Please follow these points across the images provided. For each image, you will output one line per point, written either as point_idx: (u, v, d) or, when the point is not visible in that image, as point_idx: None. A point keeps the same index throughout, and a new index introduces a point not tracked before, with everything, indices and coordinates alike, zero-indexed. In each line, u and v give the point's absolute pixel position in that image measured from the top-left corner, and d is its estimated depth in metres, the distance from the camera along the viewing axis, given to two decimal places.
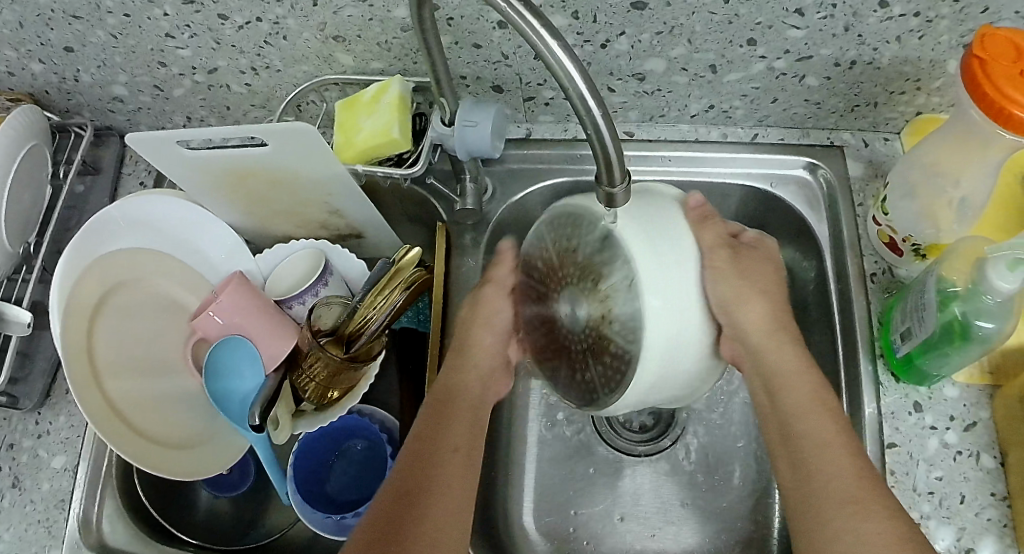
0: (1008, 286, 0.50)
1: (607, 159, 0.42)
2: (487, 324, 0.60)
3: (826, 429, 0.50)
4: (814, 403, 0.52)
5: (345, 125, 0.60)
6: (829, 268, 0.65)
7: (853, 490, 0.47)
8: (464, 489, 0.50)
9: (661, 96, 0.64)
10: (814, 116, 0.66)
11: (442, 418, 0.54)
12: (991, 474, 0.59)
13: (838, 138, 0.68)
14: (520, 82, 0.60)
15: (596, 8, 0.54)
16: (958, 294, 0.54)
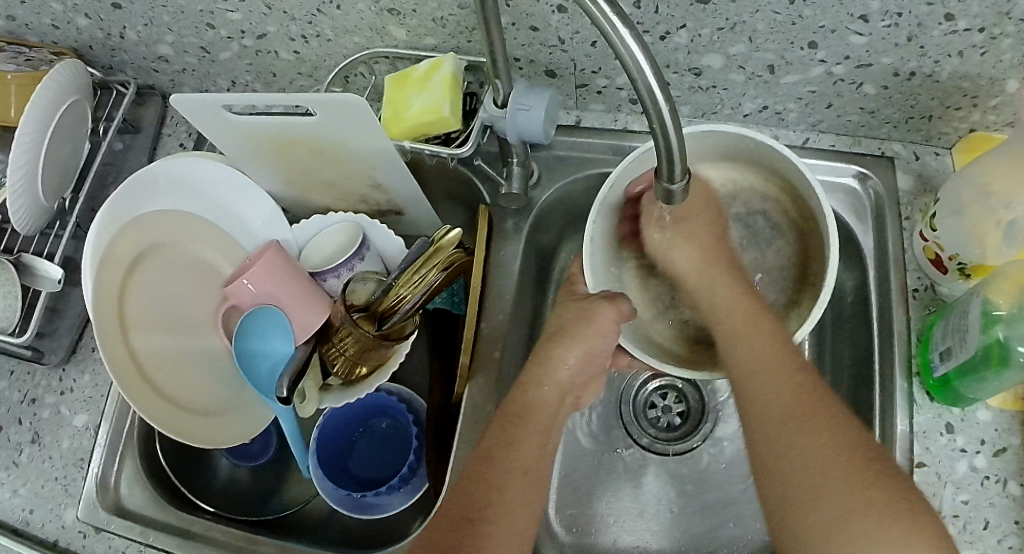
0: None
1: (669, 153, 0.41)
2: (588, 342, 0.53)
3: (766, 356, 0.48)
4: (748, 336, 0.50)
5: (394, 99, 0.59)
6: (870, 280, 0.64)
7: (792, 410, 0.45)
8: (528, 497, 0.46)
9: (714, 93, 0.63)
10: (866, 125, 0.65)
11: (511, 428, 0.48)
12: (1018, 501, 0.58)
13: (889, 148, 0.66)
14: (574, 69, 0.59)
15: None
16: (1001, 317, 0.53)
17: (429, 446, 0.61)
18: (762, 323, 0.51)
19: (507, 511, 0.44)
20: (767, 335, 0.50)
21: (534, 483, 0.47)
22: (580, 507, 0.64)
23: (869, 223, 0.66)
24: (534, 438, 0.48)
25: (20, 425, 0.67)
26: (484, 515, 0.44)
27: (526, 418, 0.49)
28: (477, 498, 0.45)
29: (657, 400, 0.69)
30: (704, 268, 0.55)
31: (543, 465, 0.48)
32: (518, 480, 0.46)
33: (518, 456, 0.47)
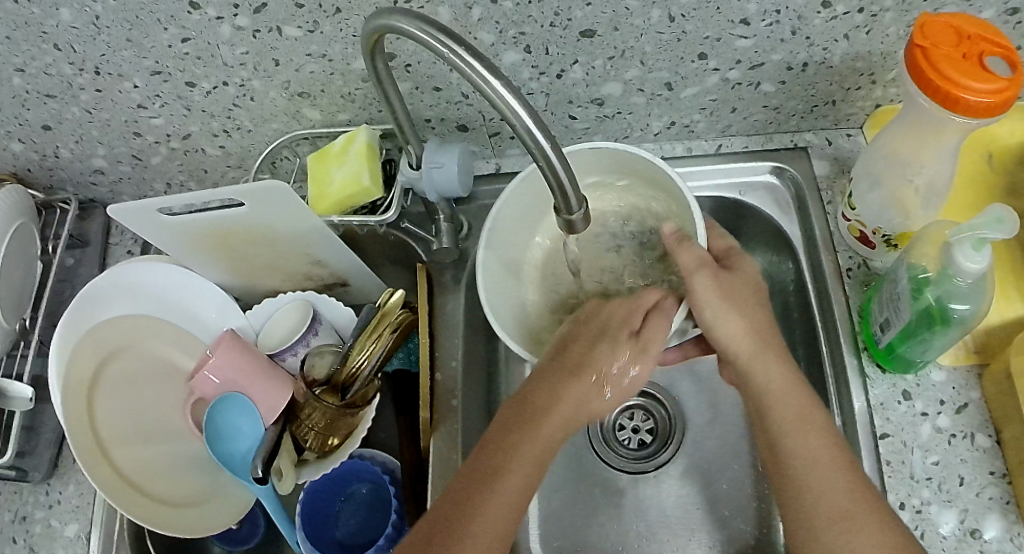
0: (970, 263, 0.52)
1: (563, 189, 0.44)
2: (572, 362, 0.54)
3: (813, 446, 0.49)
4: (792, 412, 0.51)
5: (317, 178, 0.61)
6: (803, 266, 0.66)
7: (842, 510, 0.47)
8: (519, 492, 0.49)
9: (621, 119, 0.65)
10: (775, 121, 0.67)
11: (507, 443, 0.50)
12: (988, 452, 0.60)
13: (802, 139, 0.68)
14: (484, 119, 0.62)
15: (548, 40, 0.56)
16: (929, 281, 0.55)
17: (410, 501, 0.62)
18: (814, 414, 0.51)
19: (494, 504, 0.48)
20: (819, 429, 0.50)
21: (525, 487, 0.49)
22: (568, 533, 0.66)
23: (793, 214, 0.68)
24: (517, 493, 0.49)
25: (14, 544, 0.68)
26: (471, 511, 0.48)
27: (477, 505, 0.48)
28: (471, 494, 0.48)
29: (624, 421, 0.71)
30: (754, 342, 0.53)
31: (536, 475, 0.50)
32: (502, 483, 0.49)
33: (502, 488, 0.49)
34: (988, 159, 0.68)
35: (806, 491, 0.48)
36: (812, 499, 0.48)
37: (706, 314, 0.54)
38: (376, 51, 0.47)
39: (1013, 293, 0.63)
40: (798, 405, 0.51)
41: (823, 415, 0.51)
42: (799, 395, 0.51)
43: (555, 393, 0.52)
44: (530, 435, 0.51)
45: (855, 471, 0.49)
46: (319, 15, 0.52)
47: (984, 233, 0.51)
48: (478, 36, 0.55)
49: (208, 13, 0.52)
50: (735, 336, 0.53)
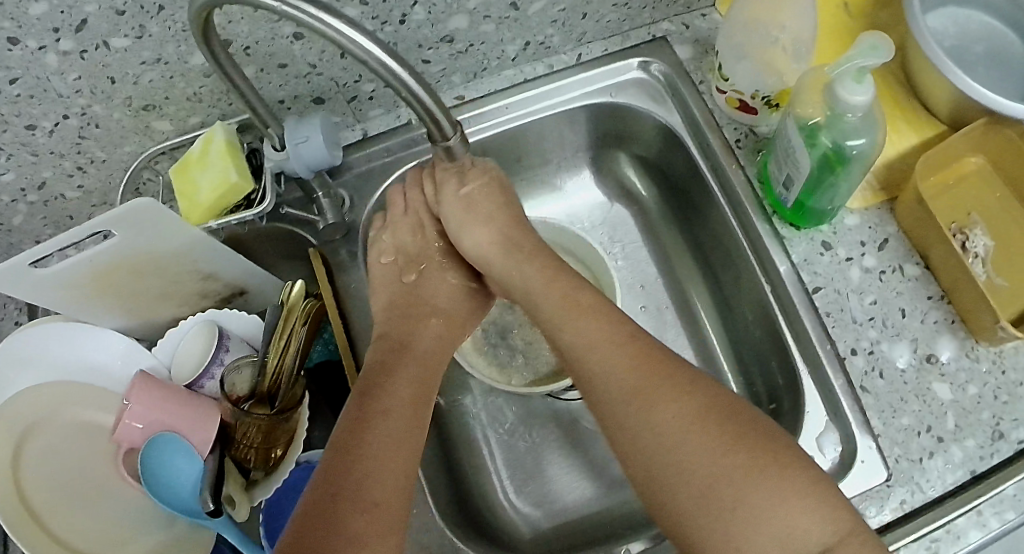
0: (857, 97, 0.50)
1: (433, 116, 0.44)
2: (420, 307, 0.55)
3: (609, 362, 0.45)
4: (594, 335, 0.47)
5: (183, 190, 0.58)
6: (694, 155, 0.63)
7: (640, 388, 0.44)
8: (409, 449, 0.44)
9: (476, 52, 0.61)
10: (627, 18, 0.64)
11: (371, 376, 0.48)
12: (921, 278, 0.60)
13: (658, 29, 0.66)
14: (338, 85, 0.60)
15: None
16: (830, 132, 0.53)
17: None
18: (599, 322, 0.47)
19: (379, 457, 0.42)
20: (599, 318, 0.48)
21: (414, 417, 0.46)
22: (540, 478, 0.63)
23: (669, 102, 0.64)
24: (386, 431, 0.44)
25: None
26: (348, 489, 0.40)
27: (373, 442, 0.42)
28: (350, 463, 0.41)
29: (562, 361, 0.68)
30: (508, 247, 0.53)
31: (419, 407, 0.47)
32: (389, 420, 0.44)
33: (382, 425, 0.44)
34: (845, 5, 0.68)
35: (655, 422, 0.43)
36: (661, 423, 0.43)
37: (472, 218, 0.54)
38: (208, 36, 0.44)
39: (898, 125, 0.63)
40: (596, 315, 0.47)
41: (588, 288, 0.50)
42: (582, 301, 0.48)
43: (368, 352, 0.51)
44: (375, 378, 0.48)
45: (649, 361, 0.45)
46: (143, 17, 0.50)
47: (863, 61, 0.50)
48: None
49: (30, 45, 0.49)
50: (502, 245, 0.53)
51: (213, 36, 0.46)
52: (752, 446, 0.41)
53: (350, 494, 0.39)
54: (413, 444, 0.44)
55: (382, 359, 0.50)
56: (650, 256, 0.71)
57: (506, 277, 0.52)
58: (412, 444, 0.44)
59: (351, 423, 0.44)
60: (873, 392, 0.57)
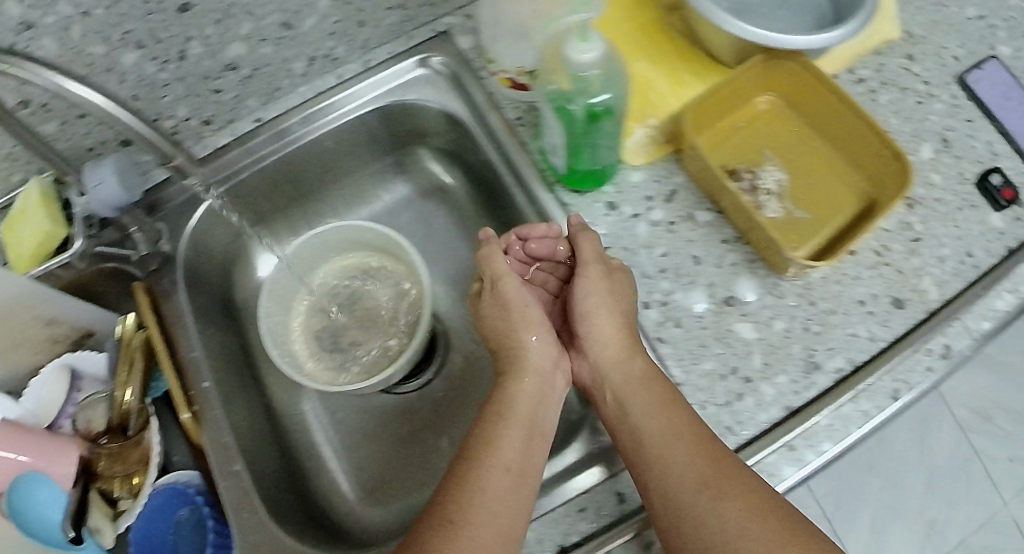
0: (586, 56, 0.51)
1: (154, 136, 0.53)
2: (534, 369, 0.56)
3: (688, 466, 0.48)
4: (665, 419, 0.51)
5: (9, 243, 0.63)
6: (479, 138, 0.63)
7: (711, 476, 0.47)
8: (509, 499, 0.47)
9: (265, 75, 0.64)
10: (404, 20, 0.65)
11: (490, 428, 0.51)
12: (715, 224, 0.60)
13: (440, 24, 0.66)
14: (140, 125, 0.64)
15: (153, 28, 0.56)
16: (576, 95, 0.54)
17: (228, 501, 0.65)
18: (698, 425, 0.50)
19: (489, 513, 0.46)
20: (686, 439, 0.49)
21: (524, 477, 0.49)
22: (386, 467, 0.67)
23: (451, 90, 0.65)
24: (510, 480, 0.48)
25: None
26: (464, 514, 0.45)
27: (467, 505, 0.46)
28: (458, 500, 0.46)
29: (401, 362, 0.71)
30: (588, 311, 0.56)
31: (526, 458, 0.50)
32: (495, 480, 0.48)
33: (423, 520, 0.46)
34: None
35: (710, 527, 0.45)
36: (719, 526, 0.45)
37: (589, 297, 0.56)
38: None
39: (682, 77, 0.63)
40: (675, 431, 0.49)
41: (671, 390, 0.53)
42: (658, 387, 0.52)
43: (514, 394, 0.54)
44: (510, 418, 0.52)
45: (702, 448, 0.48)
46: None
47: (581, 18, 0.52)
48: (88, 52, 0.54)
49: None
50: (519, 293, 0.58)
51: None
52: (797, 539, 0.43)
53: (467, 524, 0.45)
54: (520, 501, 0.47)
55: (499, 411, 0.52)
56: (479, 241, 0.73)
57: (603, 376, 0.55)
58: (519, 501, 0.47)
59: (450, 488, 0.47)
60: (670, 342, 0.58)
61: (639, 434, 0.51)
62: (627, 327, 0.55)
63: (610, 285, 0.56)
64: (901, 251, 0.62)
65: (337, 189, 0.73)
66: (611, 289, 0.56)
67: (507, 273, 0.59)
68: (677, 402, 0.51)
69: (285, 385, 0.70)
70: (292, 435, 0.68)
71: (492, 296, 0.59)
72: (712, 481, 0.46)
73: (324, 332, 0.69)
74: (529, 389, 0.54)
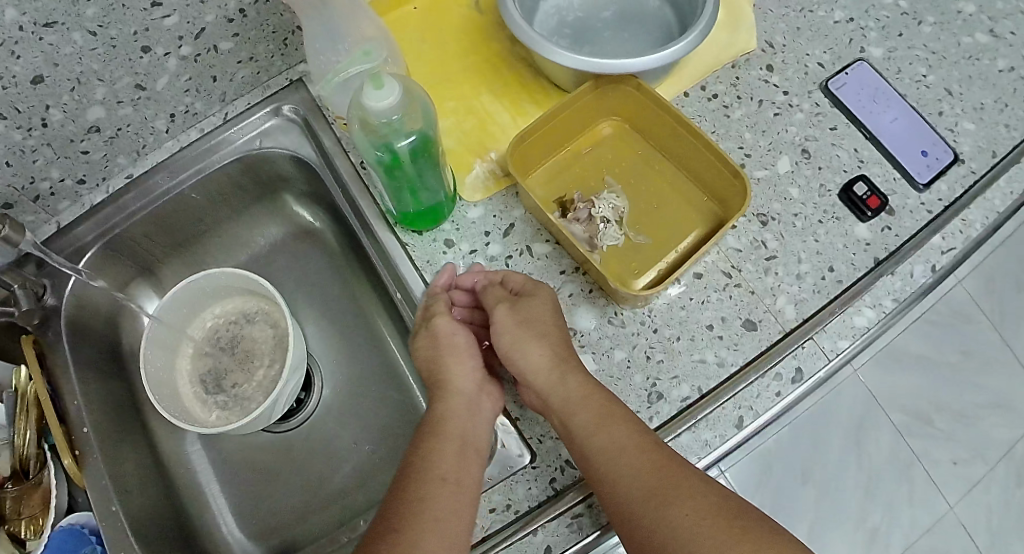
0: (384, 103, 0.51)
1: None
2: (471, 383, 0.55)
3: (632, 470, 0.48)
4: (603, 427, 0.50)
5: None
6: (329, 184, 0.65)
7: (659, 487, 0.47)
8: (455, 496, 0.48)
9: (130, 133, 0.67)
10: (259, 71, 0.68)
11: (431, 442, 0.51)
12: (554, 255, 0.60)
13: (294, 72, 0.69)
14: (18, 189, 0.65)
15: (12, 99, 0.58)
16: (384, 139, 0.55)
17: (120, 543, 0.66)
18: (620, 431, 0.50)
19: (428, 519, 0.46)
20: (628, 450, 0.49)
21: (465, 484, 0.49)
22: (268, 506, 0.69)
23: (303, 139, 0.67)
24: (445, 491, 0.48)
25: None
26: (407, 522, 0.45)
27: (422, 508, 0.46)
28: (402, 512, 0.46)
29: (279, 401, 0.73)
30: (511, 341, 0.55)
31: (470, 471, 0.50)
32: (438, 487, 0.48)
33: (405, 503, 0.47)
34: (476, 6, 0.68)
35: (662, 534, 0.45)
36: (673, 535, 0.45)
37: (503, 341, 0.56)
38: None
39: (518, 109, 0.64)
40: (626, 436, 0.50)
41: (611, 398, 0.52)
42: (602, 403, 0.52)
43: (452, 411, 0.53)
44: (443, 435, 0.51)
45: (650, 456, 0.49)
46: None
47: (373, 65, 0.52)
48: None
49: None
50: (444, 334, 0.56)
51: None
52: (754, 538, 0.44)
53: (411, 531, 0.45)
54: (461, 509, 0.47)
55: (433, 429, 0.52)
56: (353, 280, 0.74)
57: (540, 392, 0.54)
58: (461, 509, 0.47)
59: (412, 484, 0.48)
60: None
61: (586, 450, 0.51)
62: (557, 344, 0.54)
63: (525, 315, 0.55)
64: (754, 270, 0.60)
65: (218, 236, 0.76)
66: (528, 322, 0.55)
67: (439, 314, 0.56)
68: (618, 409, 0.51)
69: (173, 429, 0.73)
70: (180, 477, 0.71)
71: (422, 332, 0.57)
72: (657, 489, 0.47)
73: (205, 375, 0.71)
74: (462, 406, 0.53)
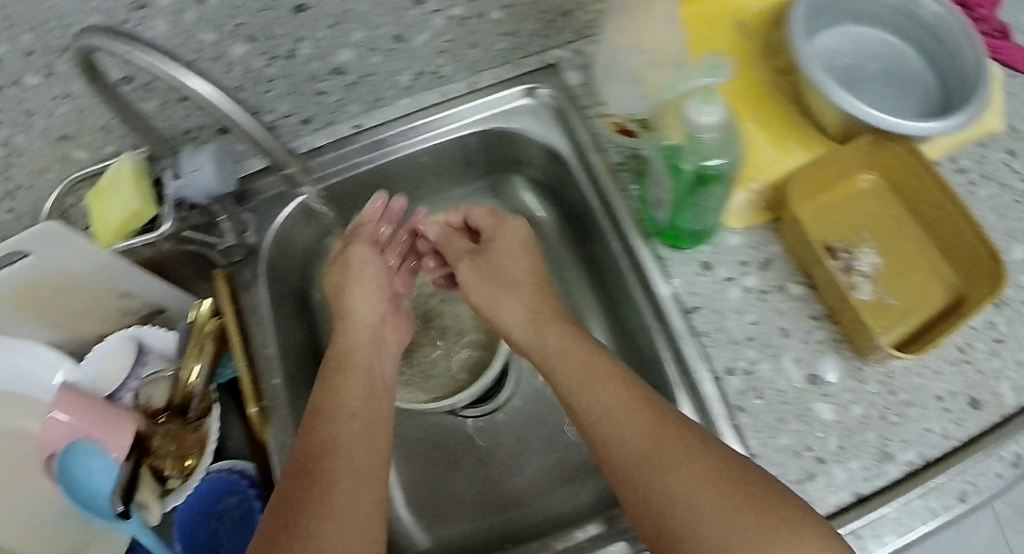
0: (712, 120, 0.50)
1: None
2: (371, 349, 0.57)
3: (676, 487, 0.43)
4: (682, 445, 0.45)
5: (97, 213, 0.62)
6: (580, 180, 0.63)
7: (722, 506, 0.41)
8: (349, 496, 0.45)
9: (369, 82, 0.63)
10: (516, 46, 0.65)
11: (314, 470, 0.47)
12: (807, 298, 0.60)
13: (549, 56, 0.66)
14: (240, 116, 0.63)
15: (267, 23, 0.53)
16: (688, 153, 0.54)
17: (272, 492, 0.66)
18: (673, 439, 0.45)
19: (328, 518, 0.43)
20: (617, 408, 0.48)
21: (366, 482, 0.47)
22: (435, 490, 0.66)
23: (555, 127, 0.65)
24: (352, 424, 0.50)
25: None
26: (292, 515, 0.43)
27: (308, 507, 0.44)
28: (288, 508, 0.44)
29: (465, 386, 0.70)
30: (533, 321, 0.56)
31: (377, 469, 0.48)
32: (341, 484, 0.45)
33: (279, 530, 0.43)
34: (741, 27, 0.68)
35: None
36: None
37: (504, 315, 0.58)
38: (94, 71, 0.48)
39: (782, 142, 0.63)
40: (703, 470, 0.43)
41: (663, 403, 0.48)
42: (630, 408, 0.47)
43: (350, 345, 0.57)
44: (337, 449, 0.48)
45: (741, 499, 0.41)
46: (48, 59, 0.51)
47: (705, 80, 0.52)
48: (197, 38, 0.52)
49: None
50: (470, 274, 0.61)
51: (99, 78, 0.49)
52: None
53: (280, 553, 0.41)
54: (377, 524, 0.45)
55: (322, 451, 0.48)
56: (552, 273, 0.73)
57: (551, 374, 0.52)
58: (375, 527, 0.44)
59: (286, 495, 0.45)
60: (749, 412, 0.57)
61: (612, 441, 0.47)
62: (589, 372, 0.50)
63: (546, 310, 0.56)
64: (983, 351, 0.61)
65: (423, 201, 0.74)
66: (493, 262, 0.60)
67: (365, 262, 0.62)
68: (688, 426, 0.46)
69: None
70: None
71: (337, 262, 0.63)
72: (726, 518, 0.41)
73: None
74: (357, 400, 0.52)
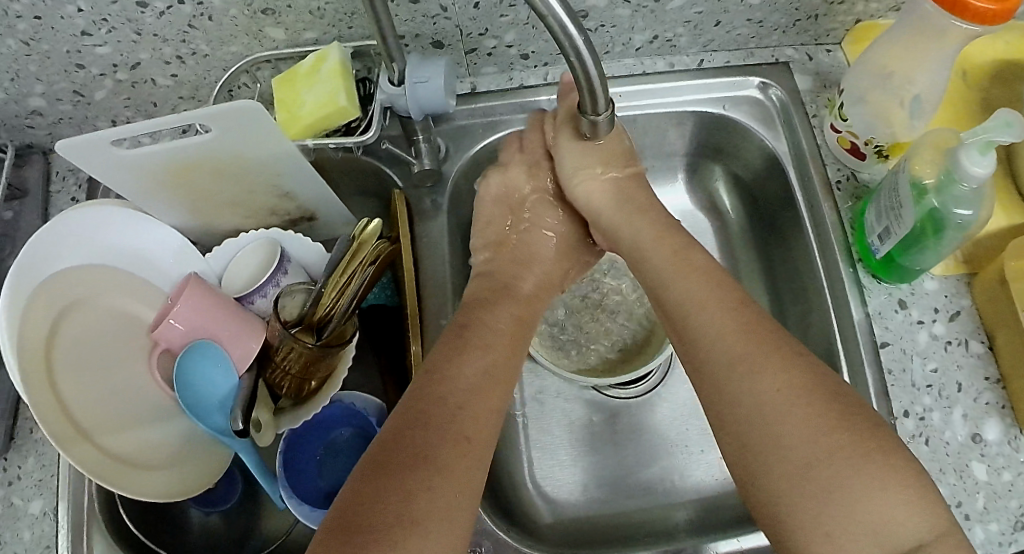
0: (981, 171, 0.50)
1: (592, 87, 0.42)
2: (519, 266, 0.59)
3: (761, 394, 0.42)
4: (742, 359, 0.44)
5: (285, 102, 0.57)
6: (793, 185, 0.62)
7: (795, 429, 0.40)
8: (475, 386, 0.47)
9: (604, 33, 0.60)
10: (755, 35, 0.64)
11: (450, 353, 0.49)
12: (983, 358, 0.59)
13: (782, 54, 0.65)
14: (462, 34, 0.58)
15: None
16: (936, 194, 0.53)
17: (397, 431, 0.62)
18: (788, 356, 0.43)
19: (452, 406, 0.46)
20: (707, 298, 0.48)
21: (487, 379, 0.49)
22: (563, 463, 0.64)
23: (779, 129, 0.64)
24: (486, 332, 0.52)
25: None
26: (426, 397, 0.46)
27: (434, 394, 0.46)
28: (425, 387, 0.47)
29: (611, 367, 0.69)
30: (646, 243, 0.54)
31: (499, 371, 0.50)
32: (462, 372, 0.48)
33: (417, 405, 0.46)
34: (963, 75, 0.66)
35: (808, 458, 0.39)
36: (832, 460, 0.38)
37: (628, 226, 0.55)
38: None
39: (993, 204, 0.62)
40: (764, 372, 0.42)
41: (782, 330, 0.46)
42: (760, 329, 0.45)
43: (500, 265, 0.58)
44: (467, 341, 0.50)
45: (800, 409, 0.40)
46: None
47: (994, 136, 0.49)
48: None
49: None
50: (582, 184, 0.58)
51: None
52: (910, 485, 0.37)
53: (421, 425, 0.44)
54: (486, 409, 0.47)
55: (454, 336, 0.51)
56: None
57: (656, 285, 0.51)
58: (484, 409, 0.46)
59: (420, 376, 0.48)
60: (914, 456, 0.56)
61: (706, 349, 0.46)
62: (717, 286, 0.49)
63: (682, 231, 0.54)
64: None
65: None
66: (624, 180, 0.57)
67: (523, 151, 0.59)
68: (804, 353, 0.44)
69: None
70: None
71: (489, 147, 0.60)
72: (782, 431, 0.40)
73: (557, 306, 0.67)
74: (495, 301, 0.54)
